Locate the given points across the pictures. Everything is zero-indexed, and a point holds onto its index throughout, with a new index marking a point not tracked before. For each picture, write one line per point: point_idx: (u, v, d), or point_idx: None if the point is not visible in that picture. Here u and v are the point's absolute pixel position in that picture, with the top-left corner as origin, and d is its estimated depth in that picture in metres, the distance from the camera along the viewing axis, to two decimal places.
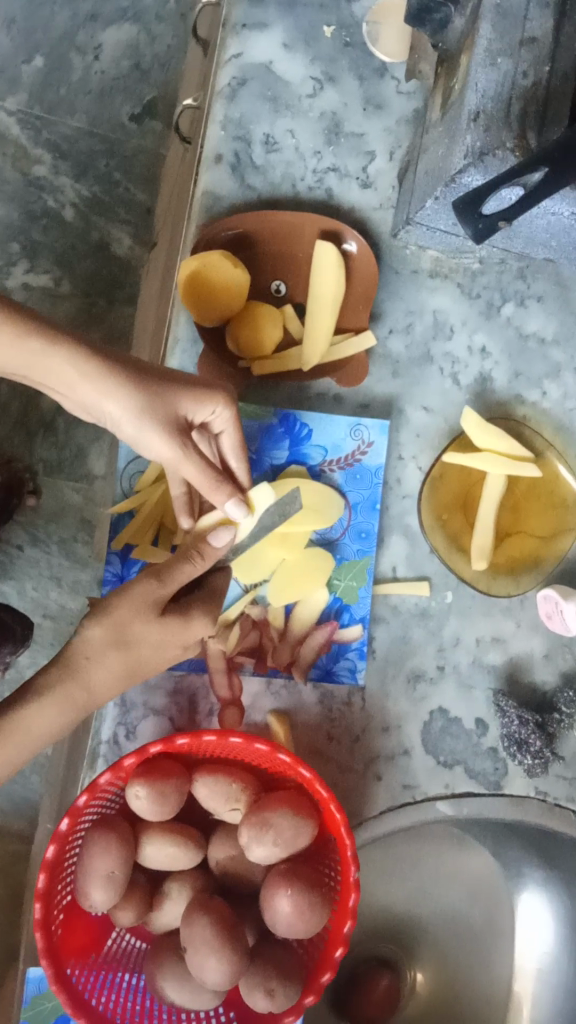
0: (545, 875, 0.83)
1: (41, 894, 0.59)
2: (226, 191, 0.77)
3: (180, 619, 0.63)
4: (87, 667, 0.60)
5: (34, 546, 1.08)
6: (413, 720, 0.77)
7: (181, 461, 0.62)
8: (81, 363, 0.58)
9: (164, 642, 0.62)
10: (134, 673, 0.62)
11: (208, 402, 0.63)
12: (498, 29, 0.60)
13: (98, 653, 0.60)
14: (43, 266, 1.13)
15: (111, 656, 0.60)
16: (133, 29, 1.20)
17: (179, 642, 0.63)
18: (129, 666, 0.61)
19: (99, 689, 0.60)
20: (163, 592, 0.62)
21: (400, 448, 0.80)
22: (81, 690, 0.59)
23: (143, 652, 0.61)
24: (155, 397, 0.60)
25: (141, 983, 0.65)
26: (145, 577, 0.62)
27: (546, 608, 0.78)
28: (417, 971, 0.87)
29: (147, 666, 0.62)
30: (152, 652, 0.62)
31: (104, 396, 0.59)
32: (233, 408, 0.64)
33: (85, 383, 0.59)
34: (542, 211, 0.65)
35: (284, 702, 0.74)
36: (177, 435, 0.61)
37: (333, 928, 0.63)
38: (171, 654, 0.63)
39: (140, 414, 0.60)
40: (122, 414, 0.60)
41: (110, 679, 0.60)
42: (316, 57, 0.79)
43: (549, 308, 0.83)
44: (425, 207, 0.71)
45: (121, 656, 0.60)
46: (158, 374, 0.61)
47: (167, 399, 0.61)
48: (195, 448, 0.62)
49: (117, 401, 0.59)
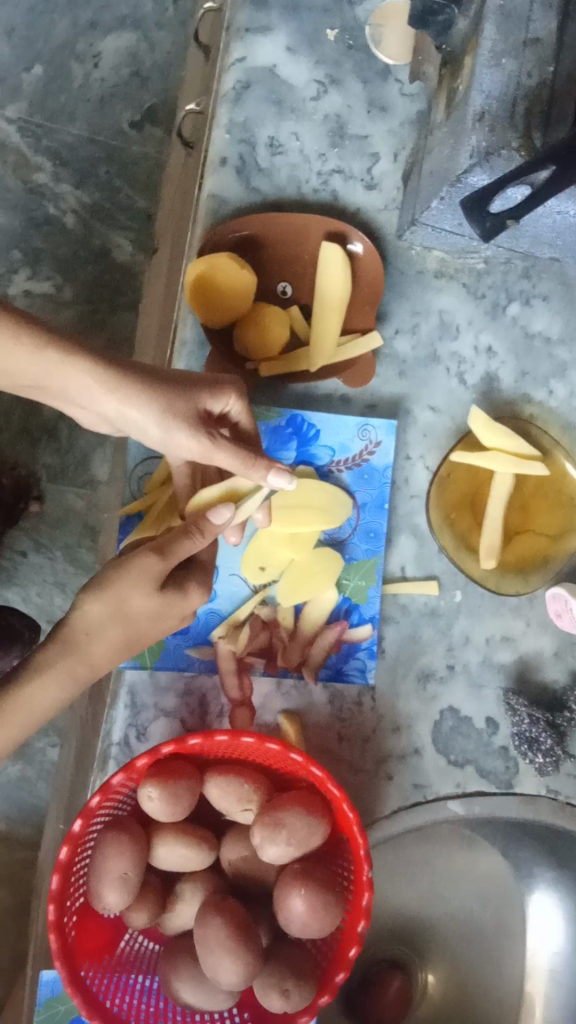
0: (556, 875, 0.82)
1: (55, 896, 0.59)
2: (230, 194, 0.78)
3: (178, 594, 0.63)
4: (88, 641, 0.60)
5: (38, 553, 1.09)
6: (423, 720, 0.77)
7: (211, 452, 0.62)
8: (100, 376, 0.58)
9: (163, 612, 0.62)
10: (133, 642, 0.62)
11: (220, 398, 0.63)
12: (503, 31, 0.60)
13: (98, 627, 0.60)
14: (44, 273, 1.14)
15: (112, 628, 0.60)
16: (133, 37, 1.20)
17: (178, 613, 0.64)
18: (128, 635, 0.61)
19: (100, 661, 0.61)
20: (165, 564, 0.61)
21: (408, 448, 0.81)
22: (82, 661, 0.60)
23: (142, 623, 0.62)
24: (174, 395, 0.61)
25: (155, 985, 0.65)
26: (147, 550, 0.61)
27: (555, 607, 0.78)
28: (428, 973, 0.87)
29: (146, 635, 0.63)
30: (151, 624, 0.62)
31: (126, 402, 0.59)
32: (245, 399, 0.65)
33: (107, 394, 0.59)
34: (547, 209, 0.66)
35: (295, 703, 0.74)
36: (203, 428, 0.61)
37: (347, 928, 0.63)
38: (168, 624, 0.64)
39: (163, 414, 0.60)
40: (145, 414, 0.60)
41: (110, 650, 0.61)
42: (320, 60, 0.80)
43: (554, 307, 0.84)
44: (431, 208, 0.72)
45: (121, 628, 0.61)
46: (171, 376, 0.62)
47: (187, 398, 0.61)
48: (222, 437, 0.62)
49: (138, 406, 0.60)
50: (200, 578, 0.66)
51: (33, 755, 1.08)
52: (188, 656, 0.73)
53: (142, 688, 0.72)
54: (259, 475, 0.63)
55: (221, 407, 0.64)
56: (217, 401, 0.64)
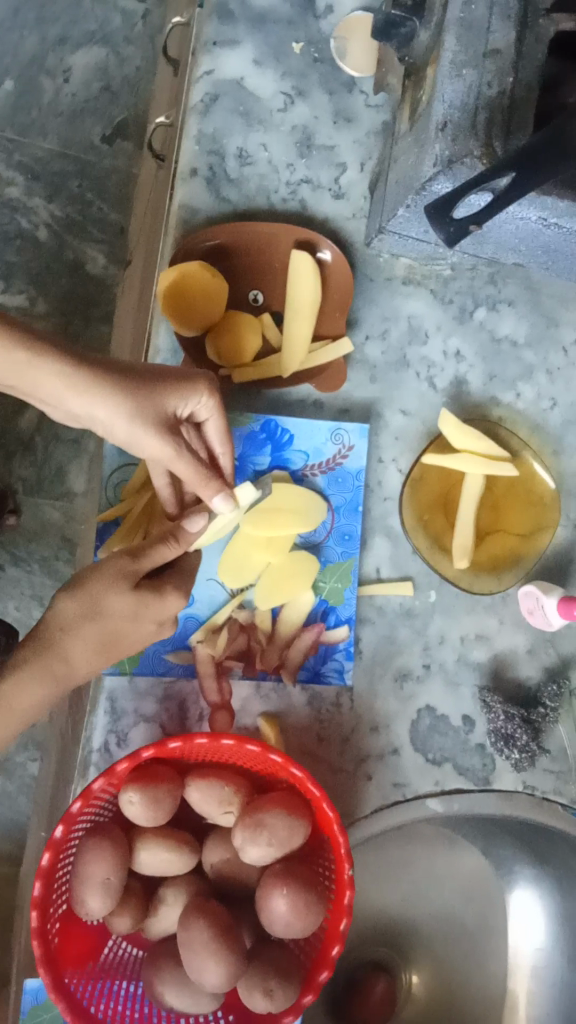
0: (535, 870, 0.84)
1: (38, 902, 0.58)
2: (200, 204, 0.79)
3: (154, 594, 0.63)
4: (63, 639, 0.61)
5: (16, 566, 1.09)
6: (402, 718, 0.78)
7: (174, 458, 0.63)
8: (70, 377, 0.59)
9: (138, 613, 0.62)
10: (111, 646, 0.63)
11: (191, 394, 0.64)
12: (463, 42, 0.63)
13: (72, 624, 0.61)
14: (18, 286, 1.14)
15: (86, 626, 0.61)
16: (102, 52, 1.22)
17: (154, 617, 0.64)
18: (105, 637, 0.62)
19: (78, 660, 0.62)
20: (138, 567, 0.63)
21: (380, 451, 0.82)
22: (58, 660, 0.61)
23: (118, 624, 0.62)
24: (144, 396, 0.61)
25: (139, 990, 0.65)
26: (119, 553, 0.63)
27: (527, 604, 0.80)
28: (413, 974, 0.87)
29: (123, 639, 0.63)
30: (127, 624, 0.62)
31: (94, 401, 0.60)
32: (217, 394, 0.65)
33: (73, 393, 0.59)
34: (510, 215, 0.68)
35: (274, 706, 0.75)
36: (168, 433, 0.62)
37: (328, 927, 0.64)
38: (146, 628, 0.64)
39: (132, 417, 0.61)
40: (115, 417, 0.60)
41: (86, 649, 0.62)
42: (286, 72, 0.82)
43: (520, 312, 0.86)
44: (398, 216, 0.73)
45: (95, 626, 0.61)
46: (140, 373, 0.62)
47: (156, 399, 0.62)
48: (186, 443, 0.63)
49: (106, 407, 0.60)
50: (175, 580, 0.67)
51: (14, 770, 1.08)
52: (167, 662, 0.73)
53: (121, 694, 0.72)
54: (207, 495, 0.66)
55: (192, 405, 0.65)
56: (187, 398, 0.63)
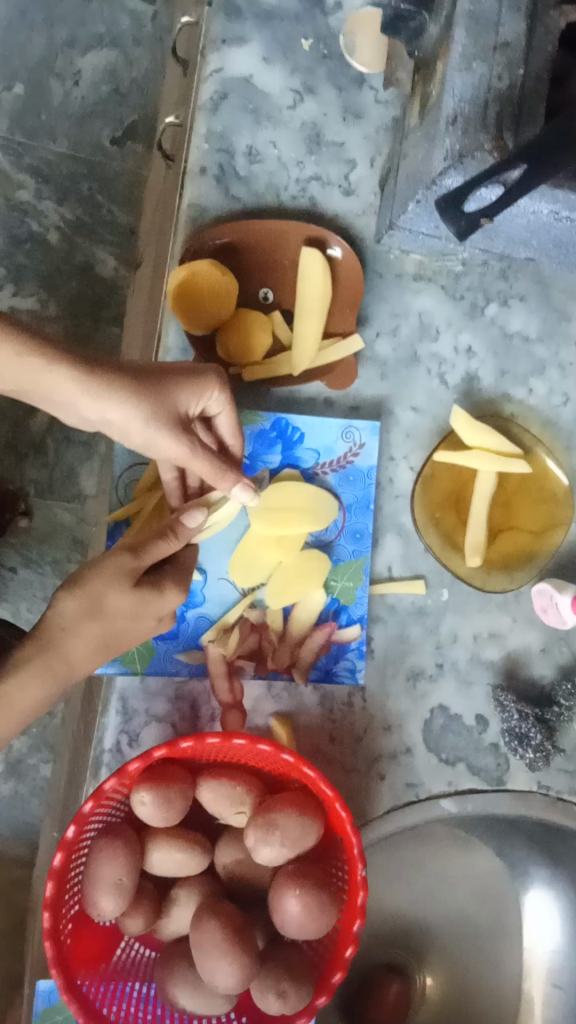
0: (550, 872, 0.83)
1: (50, 903, 0.58)
2: (210, 203, 0.79)
3: (154, 592, 0.64)
4: (63, 638, 0.60)
5: (28, 568, 1.09)
6: (414, 718, 0.77)
7: (190, 458, 0.64)
8: (82, 382, 0.58)
9: (141, 611, 0.63)
10: (111, 643, 0.62)
11: (202, 393, 0.64)
12: (472, 34, 0.62)
13: (73, 622, 0.60)
14: (28, 288, 1.14)
15: (87, 625, 0.61)
16: (111, 54, 1.22)
17: (154, 614, 0.64)
18: (105, 635, 0.62)
19: (78, 659, 0.61)
20: (139, 564, 0.63)
21: (391, 448, 0.81)
22: (59, 660, 0.60)
23: (120, 623, 0.62)
24: (158, 399, 0.61)
25: (152, 992, 0.64)
26: (120, 550, 0.63)
27: (541, 602, 0.79)
28: (427, 976, 0.86)
29: (124, 637, 0.63)
30: (127, 623, 0.62)
31: (108, 404, 0.59)
32: (227, 390, 0.66)
33: (86, 397, 0.59)
34: (521, 209, 0.67)
35: (286, 705, 0.74)
36: (183, 433, 0.63)
37: (342, 928, 0.63)
38: (146, 626, 0.64)
39: (148, 420, 0.61)
40: (129, 420, 0.60)
41: (87, 648, 0.61)
42: (294, 69, 0.81)
43: (532, 307, 0.85)
44: (407, 211, 0.73)
45: (96, 625, 0.61)
46: (153, 372, 0.62)
47: (169, 399, 0.62)
48: (201, 441, 0.64)
49: (121, 409, 0.60)
50: (173, 574, 0.68)
51: (26, 771, 1.08)
52: (178, 662, 0.73)
53: (133, 694, 0.72)
54: (227, 485, 0.67)
55: (203, 401, 0.65)
56: (198, 395, 0.64)
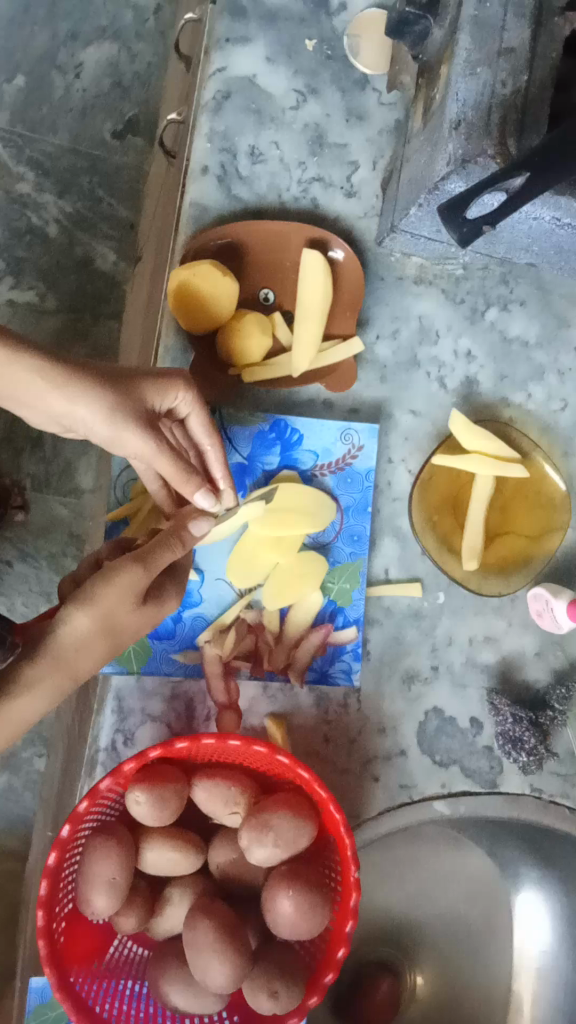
0: (541, 873, 0.83)
1: (44, 901, 0.58)
2: (212, 202, 0.78)
3: (155, 604, 0.65)
4: (74, 654, 0.60)
5: (23, 562, 1.09)
6: (409, 720, 0.77)
7: (155, 454, 0.62)
8: (48, 375, 0.59)
9: (137, 621, 0.63)
10: (112, 649, 0.62)
11: (170, 392, 0.64)
12: (477, 40, 0.62)
13: (85, 639, 0.60)
14: (28, 282, 1.14)
15: (98, 641, 0.61)
16: (113, 48, 1.21)
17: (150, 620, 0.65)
18: (107, 644, 0.61)
19: (84, 671, 0.61)
20: (149, 580, 0.62)
21: (390, 451, 0.82)
22: (65, 672, 0.59)
23: (123, 634, 0.62)
24: (122, 396, 0.61)
25: (144, 990, 0.65)
26: (132, 563, 0.61)
27: (536, 606, 0.80)
28: (417, 974, 0.87)
29: (122, 643, 0.63)
30: (130, 633, 0.63)
31: (74, 400, 0.60)
32: (194, 390, 0.65)
33: (55, 393, 0.59)
34: (523, 215, 0.67)
35: (281, 706, 0.75)
36: (150, 428, 0.62)
37: (334, 929, 0.64)
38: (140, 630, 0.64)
39: (112, 415, 0.60)
40: (94, 418, 0.60)
41: (94, 661, 0.61)
42: (298, 69, 0.81)
43: (532, 312, 0.85)
44: (409, 215, 0.73)
45: (106, 640, 0.61)
46: (122, 373, 0.62)
47: (135, 394, 0.62)
48: (167, 438, 0.62)
49: (87, 404, 0.60)
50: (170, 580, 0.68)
51: (20, 765, 1.08)
52: (174, 662, 0.73)
53: (129, 693, 0.72)
54: (190, 491, 0.65)
55: (169, 400, 0.65)
56: (165, 393, 0.64)
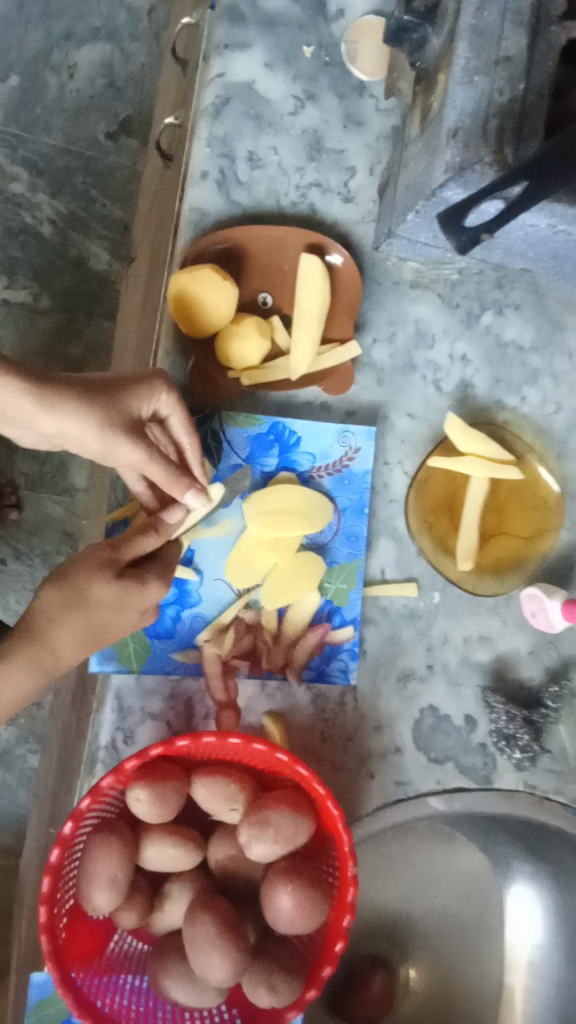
0: (533, 868, 0.85)
1: (46, 898, 0.59)
2: (210, 206, 0.79)
3: (137, 584, 0.65)
4: (50, 630, 0.60)
5: (17, 560, 1.09)
6: (405, 718, 0.79)
7: (146, 463, 0.65)
8: (34, 393, 0.59)
9: (124, 604, 0.63)
10: (98, 635, 0.63)
11: (152, 396, 0.65)
12: (475, 48, 0.63)
13: (59, 616, 0.61)
14: (22, 282, 1.14)
15: (73, 617, 0.61)
16: (107, 48, 1.22)
17: (137, 606, 0.65)
18: (91, 627, 0.62)
19: (65, 651, 0.61)
20: (120, 560, 0.64)
21: (387, 453, 0.83)
22: (46, 652, 0.60)
23: (104, 615, 0.63)
24: (110, 407, 0.62)
25: (144, 985, 0.66)
26: (99, 547, 0.65)
27: (530, 606, 0.81)
28: (410, 969, 0.88)
29: (108, 628, 0.63)
30: (112, 616, 0.63)
31: (65, 418, 0.60)
32: (174, 391, 0.67)
33: (45, 411, 0.59)
34: (520, 222, 0.68)
35: (279, 705, 0.76)
36: (139, 439, 0.64)
37: (332, 923, 0.65)
38: (128, 617, 0.65)
39: (103, 428, 0.61)
40: (86, 433, 0.61)
41: (74, 641, 0.61)
42: (296, 75, 0.82)
43: (526, 317, 0.87)
44: (407, 221, 0.74)
45: (83, 617, 0.61)
46: (103, 381, 0.63)
47: (121, 404, 0.63)
48: (154, 445, 0.65)
49: (76, 421, 0.60)
50: (156, 567, 0.68)
51: (14, 762, 1.09)
52: (174, 661, 0.74)
53: (128, 692, 0.73)
54: (180, 491, 0.68)
55: (153, 404, 0.66)
56: (149, 398, 0.65)
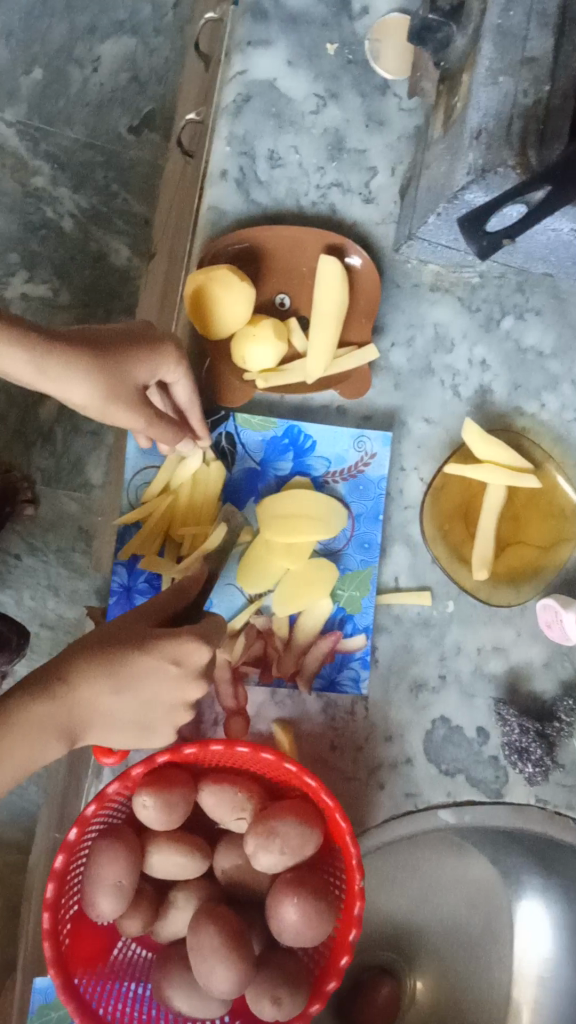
0: (543, 883, 0.83)
1: (50, 904, 0.59)
2: (229, 206, 0.78)
3: (172, 634, 0.61)
4: (82, 674, 0.59)
5: (32, 555, 1.09)
6: (416, 728, 0.77)
7: (145, 427, 0.67)
8: (40, 359, 0.60)
9: (159, 652, 0.60)
10: (132, 683, 0.60)
11: (159, 366, 0.66)
12: (500, 49, 0.62)
13: (93, 661, 0.59)
14: (41, 277, 1.14)
15: (106, 663, 0.59)
16: (131, 42, 1.21)
17: (173, 659, 0.60)
18: (125, 673, 0.59)
19: (95, 697, 0.59)
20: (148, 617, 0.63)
21: (402, 459, 0.81)
22: (74, 691, 0.58)
23: (139, 663, 0.60)
24: (115, 375, 0.63)
25: (147, 992, 0.65)
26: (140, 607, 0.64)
27: (546, 616, 0.79)
28: (417, 979, 0.88)
29: (144, 679, 0.60)
30: (147, 665, 0.60)
31: (68, 384, 0.62)
32: (181, 361, 0.67)
33: (49, 378, 0.61)
34: (542, 227, 0.67)
35: (288, 712, 0.75)
36: (139, 406, 0.65)
37: (338, 935, 0.64)
38: (165, 670, 0.60)
39: (106, 396, 0.63)
40: (88, 399, 0.63)
41: (105, 686, 0.59)
42: (319, 73, 0.81)
43: (547, 322, 0.85)
44: (427, 223, 0.73)
45: (116, 662, 0.59)
46: (111, 343, 0.63)
47: (126, 371, 0.63)
48: (156, 411, 0.66)
49: (78, 389, 0.62)
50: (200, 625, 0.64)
51: None
52: None
53: None
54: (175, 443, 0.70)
55: (159, 372, 0.66)
56: (157, 367, 0.66)
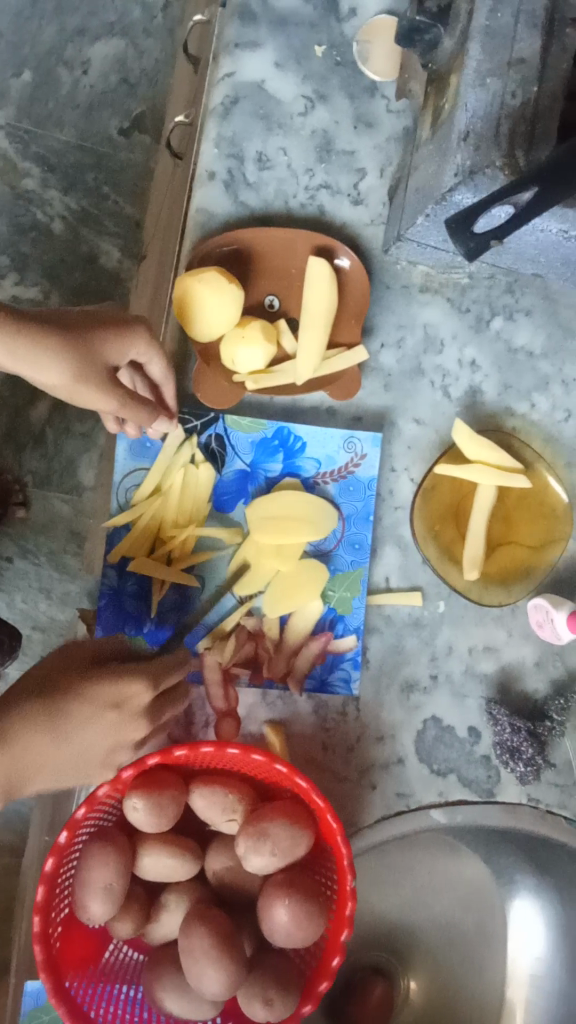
0: (536, 882, 0.83)
1: (40, 908, 0.59)
2: (217, 208, 0.78)
3: (108, 679, 0.64)
4: (17, 728, 0.62)
5: (23, 558, 1.09)
6: (407, 728, 0.78)
7: (116, 408, 0.66)
8: (8, 336, 0.60)
9: (93, 700, 0.64)
10: (68, 731, 0.63)
11: (132, 347, 0.65)
12: (487, 50, 0.62)
13: (26, 716, 0.62)
14: (32, 279, 1.14)
15: (39, 717, 0.62)
16: (120, 44, 1.21)
17: (110, 702, 0.64)
18: (59, 724, 0.63)
19: (32, 750, 0.62)
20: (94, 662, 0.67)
21: (393, 460, 0.82)
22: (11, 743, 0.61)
23: (72, 713, 0.63)
24: (85, 355, 0.62)
25: (139, 995, 0.65)
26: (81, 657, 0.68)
27: (536, 616, 0.79)
28: (411, 979, 0.88)
29: (79, 726, 0.63)
30: (81, 713, 0.63)
31: (38, 362, 0.61)
32: (154, 344, 0.66)
33: (18, 357, 0.61)
34: (531, 227, 0.67)
35: (280, 714, 0.75)
36: (110, 387, 0.64)
37: (330, 936, 0.64)
38: (103, 715, 0.63)
39: (75, 375, 0.62)
40: (57, 378, 0.62)
41: (41, 738, 0.62)
42: (307, 75, 0.81)
43: (537, 322, 0.85)
44: (416, 225, 0.73)
45: (49, 715, 0.63)
46: (81, 324, 0.63)
47: (96, 351, 0.63)
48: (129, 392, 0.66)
49: (47, 369, 0.62)
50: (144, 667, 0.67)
51: None
52: None
53: None
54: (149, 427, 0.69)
55: (132, 353, 0.66)
56: (129, 348, 0.65)
